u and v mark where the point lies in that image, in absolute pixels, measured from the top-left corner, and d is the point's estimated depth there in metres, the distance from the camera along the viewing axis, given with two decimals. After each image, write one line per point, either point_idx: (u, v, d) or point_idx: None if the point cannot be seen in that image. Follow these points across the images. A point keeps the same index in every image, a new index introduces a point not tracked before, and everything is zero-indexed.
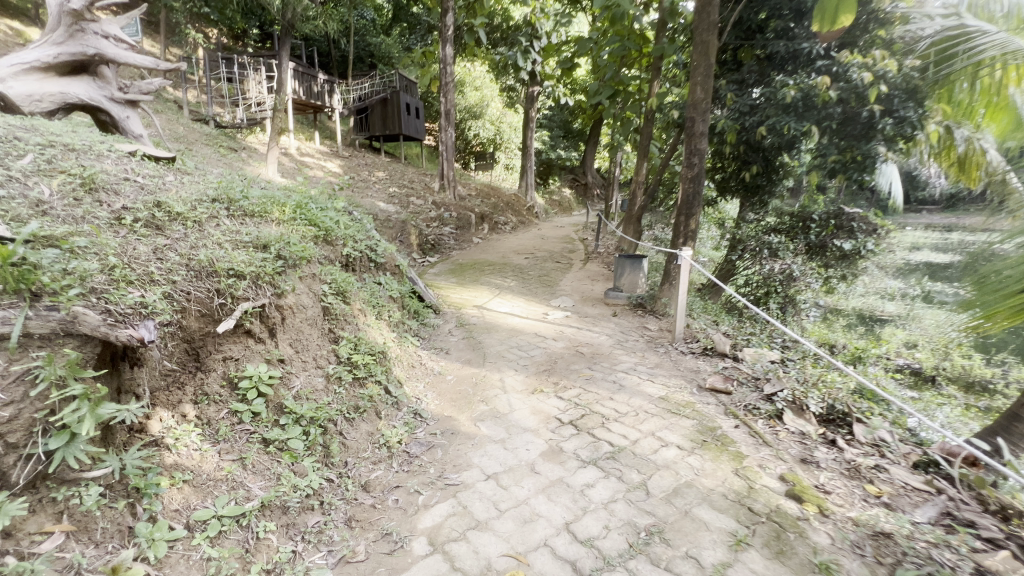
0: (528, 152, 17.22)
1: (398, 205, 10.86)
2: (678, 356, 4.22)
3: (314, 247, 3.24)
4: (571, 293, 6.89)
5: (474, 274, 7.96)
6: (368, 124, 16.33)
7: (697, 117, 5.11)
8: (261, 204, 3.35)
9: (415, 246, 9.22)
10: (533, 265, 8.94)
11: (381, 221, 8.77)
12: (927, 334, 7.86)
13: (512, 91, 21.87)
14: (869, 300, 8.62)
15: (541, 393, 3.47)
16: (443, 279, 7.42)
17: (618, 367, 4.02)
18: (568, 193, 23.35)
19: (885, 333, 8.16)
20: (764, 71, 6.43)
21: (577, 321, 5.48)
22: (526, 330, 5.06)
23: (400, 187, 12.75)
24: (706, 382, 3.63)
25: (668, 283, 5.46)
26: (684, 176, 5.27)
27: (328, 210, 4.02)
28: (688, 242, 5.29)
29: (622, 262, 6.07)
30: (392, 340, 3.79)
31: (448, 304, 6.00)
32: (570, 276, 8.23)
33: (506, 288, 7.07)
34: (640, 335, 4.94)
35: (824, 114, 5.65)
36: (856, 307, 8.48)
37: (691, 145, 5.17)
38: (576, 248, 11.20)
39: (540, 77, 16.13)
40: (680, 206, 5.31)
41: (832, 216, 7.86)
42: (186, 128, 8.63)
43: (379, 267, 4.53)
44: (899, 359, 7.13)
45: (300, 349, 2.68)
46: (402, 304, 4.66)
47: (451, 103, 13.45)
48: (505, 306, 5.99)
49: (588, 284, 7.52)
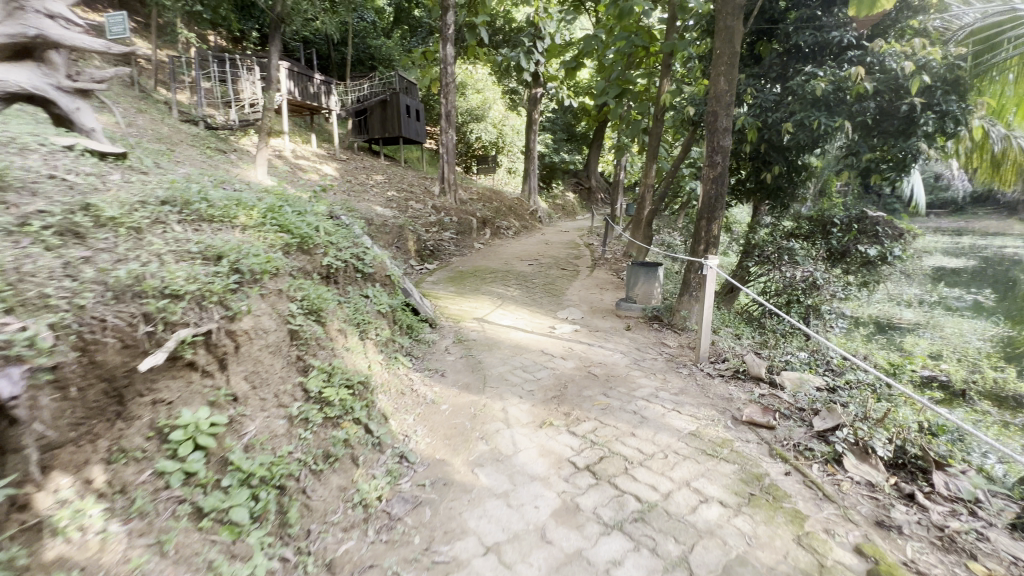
0: (531, 155, 16.77)
1: (395, 209, 10.42)
2: (705, 379, 3.72)
3: (283, 258, 2.76)
4: (579, 303, 6.39)
5: (474, 283, 7.47)
6: (367, 127, 15.94)
7: (719, 111, 4.62)
8: (222, 208, 2.88)
9: (413, 251, 8.77)
10: (536, 272, 8.47)
11: (377, 226, 8.32)
12: (950, 344, 7.80)
13: (514, 94, 21.57)
14: (886, 307, 8.51)
15: (550, 428, 2.97)
16: (439, 289, 6.92)
17: (637, 394, 3.52)
18: (572, 197, 22.96)
19: (907, 342, 7.93)
20: (786, 64, 5.97)
21: (586, 335, 4.99)
22: (531, 347, 4.56)
23: (399, 190, 12.34)
24: (742, 414, 3.12)
25: (687, 295, 4.96)
26: (704, 176, 4.77)
27: (307, 214, 3.55)
28: (710, 249, 4.80)
29: (635, 270, 5.49)
30: (377, 364, 3.29)
31: (444, 316, 5.51)
32: (576, 284, 7.73)
33: (508, 298, 6.58)
34: (658, 352, 4.45)
35: (858, 107, 5.10)
36: (873, 315, 8.28)
37: (712, 142, 4.68)
38: (581, 254, 10.73)
39: (544, 79, 15.74)
40: (701, 209, 4.82)
41: (855, 219, 7.35)
42: (172, 129, 8.22)
43: (367, 278, 4.05)
44: (927, 372, 6.66)
45: (257, 384, 2.19)
46: (393, 319, 4.19)
47: (452, 104, 13.06)
48: (506, 319, 5.50)
49: (596, 293, 7.02)
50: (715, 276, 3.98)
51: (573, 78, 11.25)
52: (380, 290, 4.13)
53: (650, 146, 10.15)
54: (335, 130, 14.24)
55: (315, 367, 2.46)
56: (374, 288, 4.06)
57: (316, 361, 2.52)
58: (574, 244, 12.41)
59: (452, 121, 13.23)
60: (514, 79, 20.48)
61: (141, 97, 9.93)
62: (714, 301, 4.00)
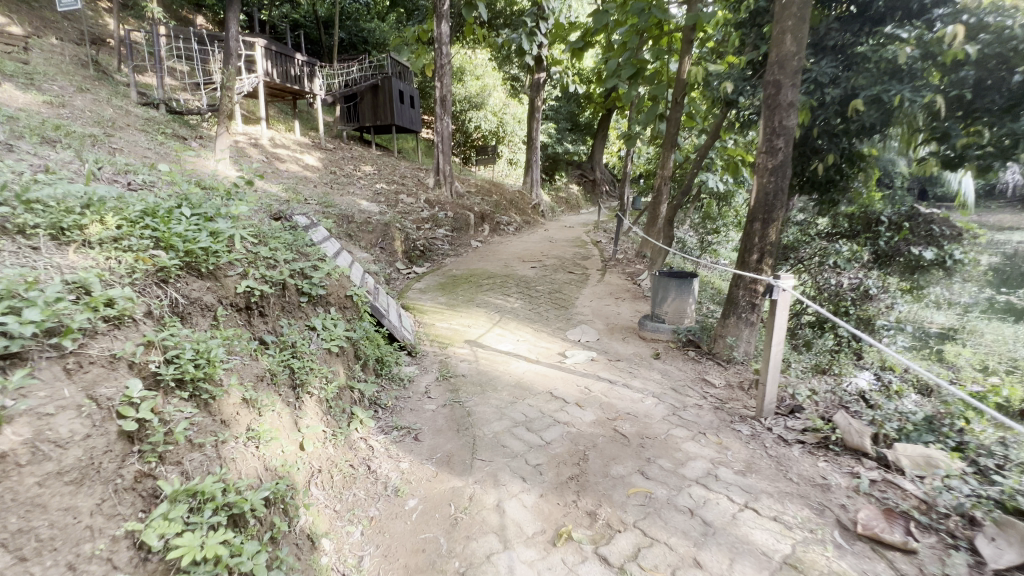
0: (533, 145, 15.68)
1: (383, 204, 9.37)
2: (779, 449, 2.69)
3: (134, 291, 1.75)
4: (592, 319, 5.36)
5: (469, 290, 6.45)
6: (358, 114, 14.83)
7: (783, 81, 3.54)
8: (56, 213, 1.93)
9: (400, 252, 7.74)
10: (540, 276, 7.47)
11: (358, 223, 7.27)
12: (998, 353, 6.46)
13: (516, 80, 20.55)
14: (916, 312, 6.72)
15: (569, 551, 1.95)
16: (427, 301, 5.86)
17: (688, 474, 2.49)
18: (577, 189, 21.89)
19: (949, 352, 6.38)
20: (846, 28, 4.78)
21: (605, 368, 3.94)
22: (535, 387, 3.52)
23: (390, 182, 11.30)
24: (856, 521, 2.09)
25: (734, 317, 3.90)
26: (760, 164, 3.73)
27: (218, 218, 2.51)
28: (766, 260, 3.76)
29: (666, 284, 4.47)
30: (314, 442, 2.27)
31: (428, 340, 4.47)
32: (586, 292, 6.68)
33: (506, 312, 5.54)
34: (702, 397, 3.43)
35: (954, 78, 4.06)
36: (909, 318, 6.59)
37: (771, 121, 3.62)
38: (590, 254, 9.73)
39: (546, 63, 14.58)
40: (755, 208, 3.78)
41: (905, 216, 6.16)
42: (121, 112, 7.16)
43: (317, 301, 3.01)
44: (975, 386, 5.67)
45: (30, 552, 1.13)
46: (353, 356, 3.16)
47: (448, 88, 11.99)
48: (504, 344, 4.46)
49: (611, 306, 5.98)
50: (788, 301, 2.91)
51: (578, 60, 10.10)
52: (336, 316, 3.10)
53: (668, 134, 9.09)
54: (321, 118, 13.13)
55: (168, 493, 1.41)
56: (324, 315, 3.02)
57: (177, 476, 1.48)
58: (580, 243, 11.32)
59: (448, 106, 12.15)
60: (515, 64, 19.30)
61: (96, 77, 8.83)
62: (785, 334, 2.95)
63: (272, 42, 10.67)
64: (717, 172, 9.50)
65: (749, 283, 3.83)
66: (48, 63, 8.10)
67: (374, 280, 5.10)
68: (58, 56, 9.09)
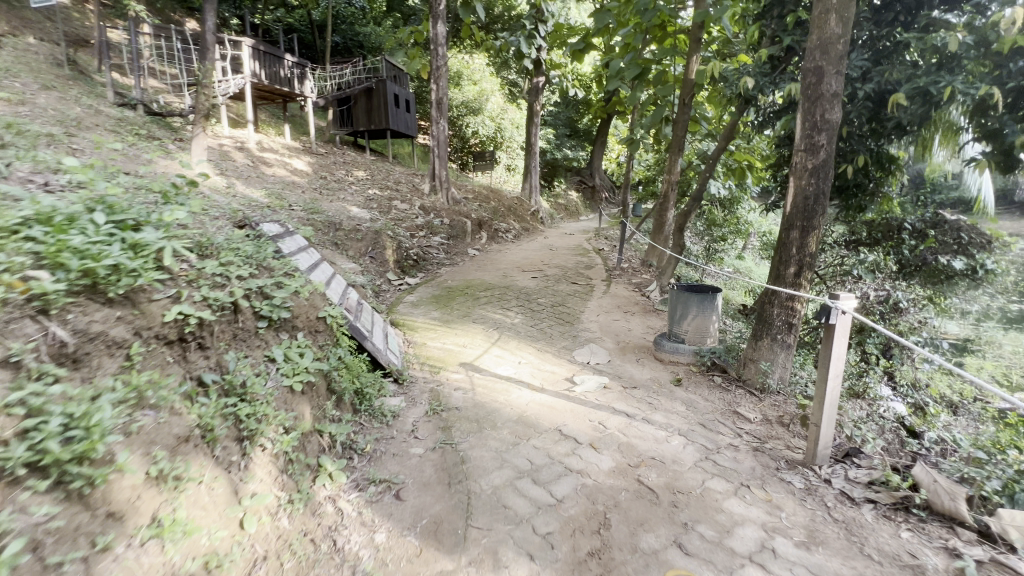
0: (532, 151, 15.26)
1: (375, 211, 8.88)
2: (845, 511, 2.18)
3: None
4: (600, 337, 4.85)
5: (464, 303, 5.96)
6: (352, 119, 14.37)
7: (827, 68, 3.07)
8: None
9: (392, 261, 7.23)
10: (541, 288, 6.99)
11: (345, 232, 6.77)
12: None
13: (514, 86, 20.24)
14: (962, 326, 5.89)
15: None
16: (418, 316, 5.35)
17: (737, 548, 1.98)
18: (576, 196, 21.47)
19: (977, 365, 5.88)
20: (879, 18, 4.33)
21: (619, 397, 3.44)
22: (540, 424, 3.02)
23: (383, 188, 10.85)
24: None
25: (767, 339, 3.41)
26: (797, 164, 3.25)
27: (144, 227, 2.03)
28: (805, 274, 3.29)
29: (687, 301, 3.98)
30: (260, 517, 1.75)
31: (418, 364, 3.96)
32: (591, 305, 6.18)
33: (505, 329, 5.03)
34: (737, 437, 2.92)
35: (1011, 68, 3.61)
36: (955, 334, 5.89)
37: (811, 115, 3.15)
38: (593, 263, 9.27)
39: (545, 67, 14.17)
40: (792, 215, 3.30)
41: (930, 223, 5.57)
42: (91, 111, 6.65)
43: (278, 325, 2.51)
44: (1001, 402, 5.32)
45: None
46: (324, 391, 2.65)
47: (444, 91, 11.56)
48: (503, 367, 3.94)
49: (620, 321, 5.48)
50: (848, 327, 2.40)
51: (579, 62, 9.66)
52: (304, 344, 2.59)
53: (675, 138, 8.67)
54: (313, 121, 12.66)
55: None
56: (287, 342, 2.51)
57: None
58: (582, 251, 10.86)
59: (445, 110, 11.72)
60: (513, 69, 18.95)
61: (70, 76, 8.33)
62: (842, 366, 2.46)
63: (261, 42, 10.22)
64: (721, 179, 9.66)
65: (785, 301, 3.35)
66: (18, 61, 7.64)
67: (358, 294, 4.59)
68: (31, 55, 8.62)
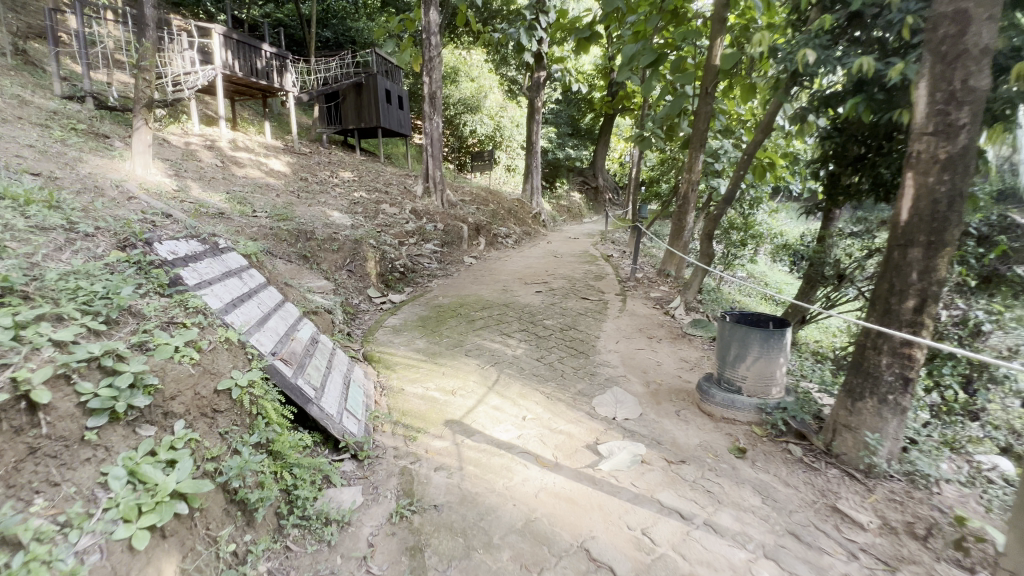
0: (533, 150, 14.32)
1: (359, 216, 7.94)
2: None
3: None
4: (624, 376, 3.89)
5: (456, 327, 4.99)
6: (341, 116, 13.44)
7: (978, 11, 2.10)
8: None
9: (375, 273, 6.26)
10: (547, 305, 6.03)
11: (318, 241, 5.81)
12: None
13: (514, 83, 19.33)
14: None
15: None
16: (398, 346, 4.38)
17: None
18: (579, 197, 20.50)
19: None
20: None
21: (665, 482, 2.48)
22: (560, 541, 2.05)
23: (371, 190, 9.91)
24: None
25: (872, 400, 2.44)
26: (919, 153, 2.29)
27: None
28: (930, 309, 2.32)
29: (749, 338, 2.99)
30: None
31: (391, 425, 2.99)
32: (607, 328, 5.21)
33: (505, 364, 4.06)
34: (852, 561, 1.96)
35: None
36: None
37: (947, 82, 2.18)
38: (603, 272, 8.33)
39: (547, 61, 13.21)
40: (913, 225, 2.32)
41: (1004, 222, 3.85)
42: (18, 104, 5.72)
43: (133, 417, 1.57)
44: None
45: None
46: (219, 513, 1.68)
47: (437, 84, 10.54)
48: (503, 430, 2.98)
49: (646, 351, 4.50)
50: None
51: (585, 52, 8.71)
52: (182, 442, 1.64)
53: (695, 133, 7.72)
54: (295, 119, 11.73)
55: None
56: (151, 446, 1.55)
57: None
58: (588, 257, 9.92)
59: (439, 105, 10.73)
60: (513, 65, 17.96)
61: (12, 66, 7.42)
62: None
63: (234, 30, 9.25)
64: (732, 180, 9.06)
65: (897, 347, 2.36)
66: None
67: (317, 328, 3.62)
68: None
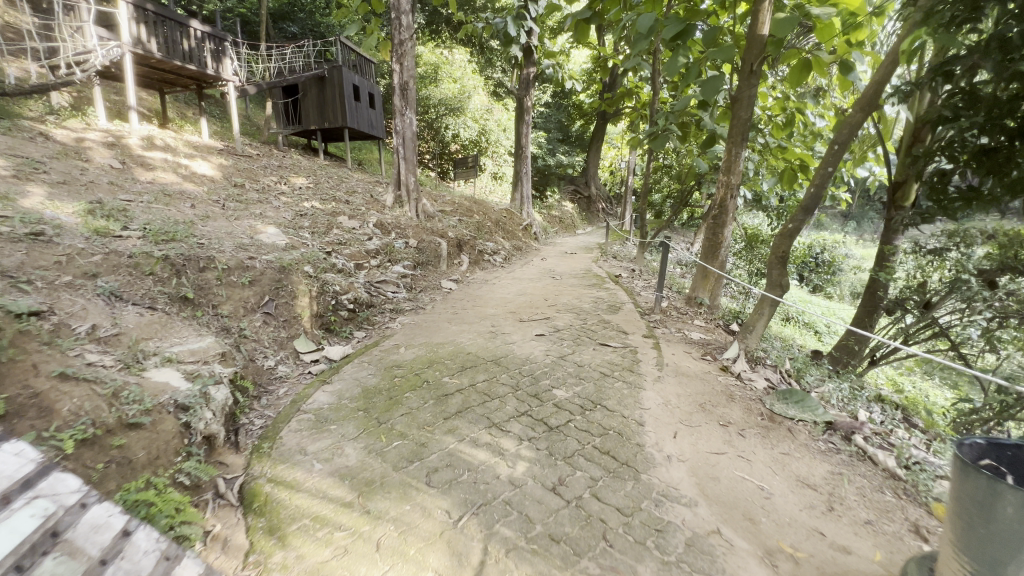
0: (522, 155, 12.62)
1: (302, 232, 6.08)
2: None
3: None
4: (724, 539, 2.08)
5: (413, 410, 3.12)
6: (301, 115, 11.58)
7: None
8: None
9: (309, 314, 4.38)
10: (553, 359, 4.21)
11: (217, 272, 3.92)
12: None
13: (501, 85, 17.69)
14: None
15: None
16: (309, 465, 2.49)
17: None
18: (572, 207, 18.88)
19: None
20: None
21: None
22: None
23: (326, 199, 8.04)
24: None
25: None
26: None
27: None
28: None
29: None
30: None
31: None
32: (651, 404, 3.37)
33: (497, 511, 2.20)
34: None
35: None
36: None
37: None
38: (615, 300, 6.57)
39: (537, 56, 11.52)
40: None
41: None
42: None
43: None
44: None
45: None
46: None
47: (409, 72, 8.69)
48: None
49: (731, 458, 2.71)
50: None
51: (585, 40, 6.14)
52: None
53: (734, 123, 6.01)
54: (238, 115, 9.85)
55: None
56: None
57: None
58: (594, 277, 8.20)
59: (412, 97, 8.80)
60: (499, 65, 16.34)
61: None
62: None
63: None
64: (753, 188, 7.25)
65: None
66: None
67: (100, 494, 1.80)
68: None
